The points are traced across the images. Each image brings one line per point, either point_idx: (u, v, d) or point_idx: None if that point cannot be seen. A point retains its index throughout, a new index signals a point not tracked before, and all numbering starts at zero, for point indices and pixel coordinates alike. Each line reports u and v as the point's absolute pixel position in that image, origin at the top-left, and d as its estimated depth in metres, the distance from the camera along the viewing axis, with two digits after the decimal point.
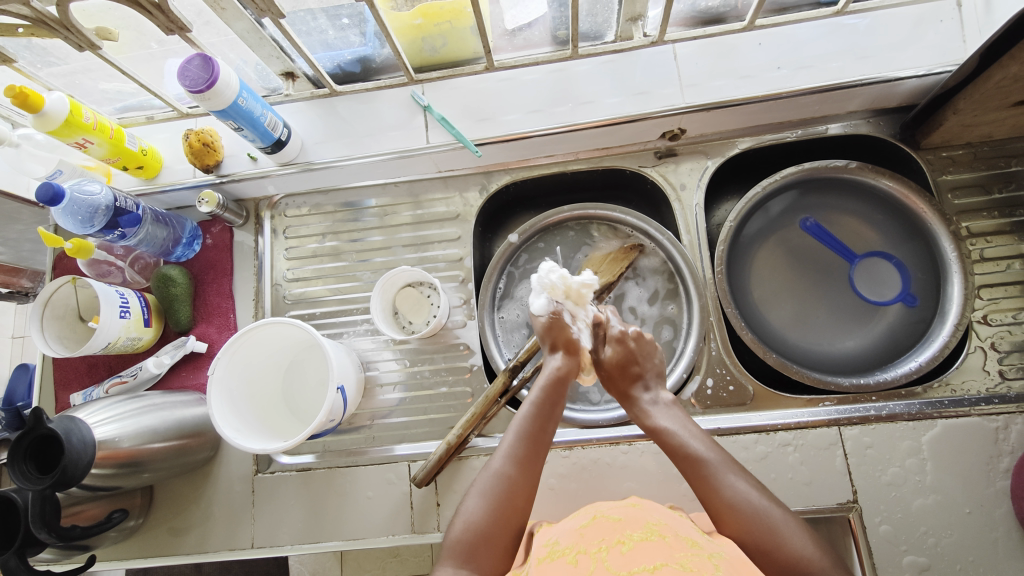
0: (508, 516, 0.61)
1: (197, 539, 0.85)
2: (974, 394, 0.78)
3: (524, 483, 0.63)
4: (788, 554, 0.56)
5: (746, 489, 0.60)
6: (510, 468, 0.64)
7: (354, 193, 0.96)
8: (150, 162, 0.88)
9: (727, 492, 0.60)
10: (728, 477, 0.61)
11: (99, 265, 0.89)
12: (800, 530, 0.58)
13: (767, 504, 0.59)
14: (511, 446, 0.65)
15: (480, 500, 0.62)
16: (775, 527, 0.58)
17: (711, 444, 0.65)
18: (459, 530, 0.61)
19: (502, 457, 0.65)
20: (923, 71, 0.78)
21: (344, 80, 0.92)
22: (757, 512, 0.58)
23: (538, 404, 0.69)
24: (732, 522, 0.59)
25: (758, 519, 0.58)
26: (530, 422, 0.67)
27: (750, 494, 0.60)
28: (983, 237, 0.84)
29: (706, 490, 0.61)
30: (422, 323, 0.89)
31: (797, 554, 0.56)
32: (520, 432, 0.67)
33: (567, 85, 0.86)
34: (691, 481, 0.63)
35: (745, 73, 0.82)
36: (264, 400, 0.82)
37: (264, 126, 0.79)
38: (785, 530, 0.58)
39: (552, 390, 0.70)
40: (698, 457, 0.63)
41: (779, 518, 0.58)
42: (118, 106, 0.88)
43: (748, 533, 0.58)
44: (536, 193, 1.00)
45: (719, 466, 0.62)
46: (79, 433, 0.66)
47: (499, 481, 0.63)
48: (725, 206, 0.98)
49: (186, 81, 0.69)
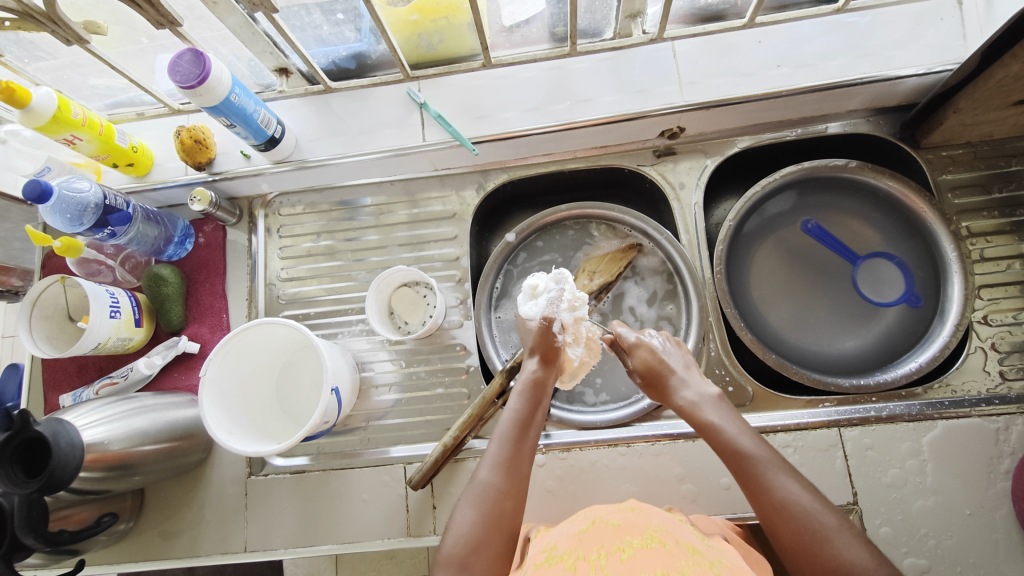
0: (500, 523, 0.61)
1: (188, 542, 0.84)
2: (974, 395, 0.78)
3: (512, 490, 0.63)
4: (838, 560, 0.55)
5: (799, 490, 0.60)
6: (495, 475, 0.63)
7: (349, 191, 0.95)
8: (141, 159, 0.86)
9: (780, 493, 0.59)
10: (780, 478, 0.61)
11: (89, 263, 0.87)
12: (849, 535, 0.57)
13: (819, 507, 0.59)
14: (496, 452, 0.65)
15: (470, 510, 0.61)
16: (823, 530, 0.57)
17: (761, 442, 0.64)
18: (449, 545, 0.59)
19: (487, 467, 0.64)
20: (923, 69, 0.78)
21: (339, 77, 0.90)
22: (808, 514, 0.58)
23: (521, 414, 0.68)
24: (781, 523, 0.59)
25: (809, 522, 0.58)
26: (511, 426, 0.67)
27: (802, 496, 0.60)
28: (983, 237, 0.83)
29: (756, 489, 0.61)
30: (418, 323, 0.88)
31: (847, 561, 0.55)
32: (503, 437, 0.66)
33: (565, 82, 0.85)
34: (740, 479, 0.63)
35: (745, 70, 0.81)
36: (257, 401, 0.81)
37: (257, 123, 0.78)
38: (836, 534, 0.57)
39: (533, 399, 0.69)
40: (748, 455, 0.62)
41: (831, 524, 0.57)
42: (108, 102, 0.87)
43: (797, 535, 0.58)
44: (534, 192, 0.99)
45: (770, 466, 0.61)
46: (67, 436, 0.65)
47: (485, 489, 0.62)
48: (724, 205, 0.97)
49: (177, 77, 0.68)
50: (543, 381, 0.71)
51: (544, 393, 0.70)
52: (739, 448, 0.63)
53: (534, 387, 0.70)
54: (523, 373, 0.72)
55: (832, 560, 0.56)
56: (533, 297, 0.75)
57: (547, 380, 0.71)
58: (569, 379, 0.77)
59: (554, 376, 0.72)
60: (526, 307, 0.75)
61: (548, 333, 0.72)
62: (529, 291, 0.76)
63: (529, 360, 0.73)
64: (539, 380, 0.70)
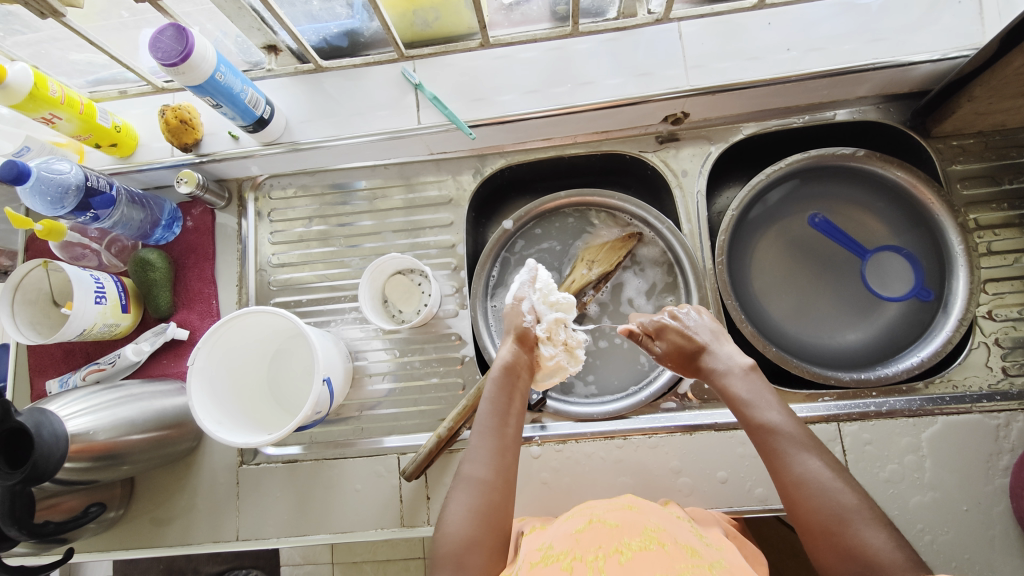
0: (493, 516, 0.60)
1: (179, 530, 0.83)
2: (975, 390, 0.77)
3: (502, 482, 0.62)
4: (854, 542, 0.53)
5: (822, 470, 0.57)
6: (482, 470, 0.62)
7: (342, 174, 0.92)
8: (125, 140, 0.83)
9: (797, 470, 0.58)
10: (802, 455, 0.59)
11: (73, 247, 0.84)
12: (870, 519, 0.54)
13: (839, 487, 0.56)
14: (479, 446, 0.64)
15: (459, 506, 0.60)
16: (841, 511, 0.55)
17: (789, 417, 0.62)
18: (442, 544, 0.58)
19: (473, 462, 0.63)
20: (938, 55, 0.75)
21: (331, 56, 0.87)
22: (826, 492, 0.56)
23: (493, 398, 0.67)
24: (799, 500, 0.57)
25: (826, 501, 0.56)
26: (492, 418, 0.65)
27: (823, 475, 0.57)
28: (991, 230, 0.81)
29: (777, 464, 0.59)
30: (412, 312, 0.86)
31: (863, 544, 0.53)
32: (483, 429, 0.65)
33: (566, 63, 0.82)
34: (762, 454, 0.62)
35: (753, 54, 0.78)
36: (248, 390, 0.80)
37: (244, 104, 0.74)
38: (855, 517, 0.54)
39: (507, 383, 0.68)
40: (771, 429, 0.61)
41: (850, 506, 0.55)
42: (90, 79, 0.83)
43: (814, 514, 0.56)
44: (532, 177, 0.96)
45: (790, 443, 0.60)
46: (50, 426, 0.63)
47: (475, 486, 0.61)
48: (727, 193, 0.95)
49: (158, 54, 0.64)
50: (516, 365, 0.70)
51: (518, 376, 0.69)
52: (763, 421, 0.62)
53: (509, 370, 0.69)
54: (498, 358, 0.71)
55: (848, 541, 0.54)
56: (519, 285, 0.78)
57: (518, 364, 0.70)
58: (545, 381, 0.74)
59: (525, 362, 0.71)
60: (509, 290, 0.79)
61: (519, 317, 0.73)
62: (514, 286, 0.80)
63: (504, 346, 0.73)
64: (512, 364, 0.70)
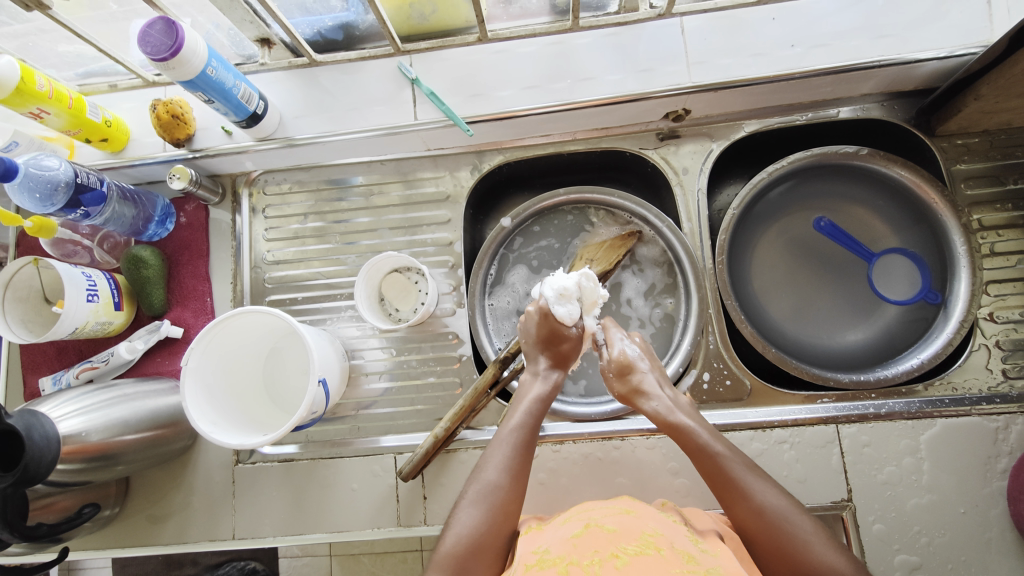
0: (504, 523, 0.60)
1: (176, 528, 0.83)
2: (975, 393, 0.77)
3: (518, 493, 0.61)
4: (817, 565, 0.55)
5: (776, 496, 0.59)
6: (503, 478, 0.61)
7: (339, 170, 0.91)
8: (116, 134, 0.82)
9: (756, 498, 0.58)
10: (757, 482, 0.60)
11: (65, 244, 0.83)
12: (826, 540, 0.57)
13: (794, 513, 0.58)
14: (504, 455, 0.63)
15: (475, 511, 0.59)
16: (802, 537, 0.56)
17: (731, 447, 0.63)
18: (450, 544, 0.58)
19: (495, 468, 0.62)
20: (945, 52, 0.74)
21: (326, 49, 0.85)
22: (786, 520, 0.57)
23: (530, 415, 0.66)
24: (758, 529, 0.58)
25: (786, 526, 0.57)
26: (522, 432, 0.64)
27: (777, 500, 0.59)
28: (994, 231, 0.80)
29: (733, 495, 0.59)
30: (410, 311, 0.85)
31: (826, 566, 0.55)
32: (513, 441, 0.64)
33: (565, 58, 0.80)
34: (712, 485, 0.61)
35: (756, 50, 0.77)
36: (244, 391, 0.79)
37: (237, 99, 0.73)
38: (814, 542, 0.56)
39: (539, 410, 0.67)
40: (721, 460, 0.61)
41: (807, 530, 0.57)
42: (80, 71, 0.82)
43: (775, 541, 0.57)
44: (530, 174, 0.94)
45: (744, 473, 0.60)
46: (42, 428, 0.63)
47: (492, 491, 0.60)
48: (728, 191, 0.94)
49: (147, 48, 0.62)
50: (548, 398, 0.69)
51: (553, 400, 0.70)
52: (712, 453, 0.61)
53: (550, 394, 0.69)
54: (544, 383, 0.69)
55: (811, 566, 0.55)
56: (567, 300, 0.69)
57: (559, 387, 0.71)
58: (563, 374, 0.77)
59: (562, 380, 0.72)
60: (562, 310, 0.68)
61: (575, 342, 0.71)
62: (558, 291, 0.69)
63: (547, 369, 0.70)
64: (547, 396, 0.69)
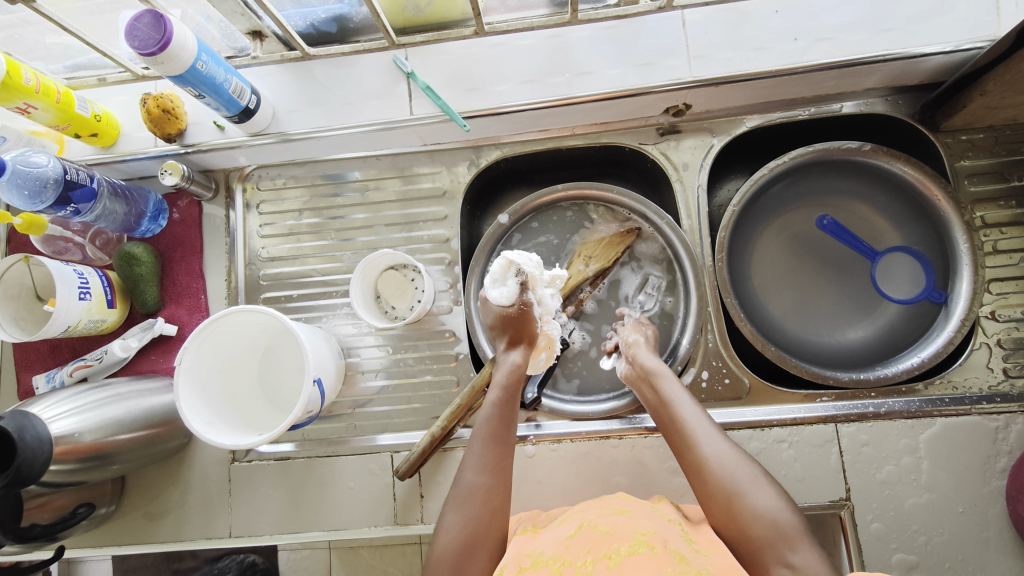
0: (493, 523, 0.59)
1: (173, 525, 0.83)
2: (975, 391, 0.76)
3: (500, 489, 0.61)
4: (756, 505, 0.57)
5: (721, 441, 0.62)
6: (481, 478, 0.61)
7: (335, 165, 0.89)
8: (106, 129, 0.80)
9: (705, 442, 0.62)
10: (706, 429, 0.63)
11: (56, 241, 0.82)
12: (766, 484, 0.59)
13: (737, 459, 0.61)
14: (479, 453, 0.62)
15: (457, 514, 0.59)
16: (740, 483, 0.59)
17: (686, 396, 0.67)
18: (437, 554, 0.57)
19: (472, 469, 0.61)
20: (951, 47, 0.72)
21: (319, 42, 0.83)
22: (729, 462, 0.60)
23: (495, 407, 0.65)
24: (705, 473, 0.60)
25: (729, 468, 0.60)
26: (490, 425, 0.64)
27: (723, 445, 0.62)
28: (997, 228, 0.80)
29: (685, 439, 0.63)
30: (405, 309, 0.84)
31: (764, 507, 0.57)
32: (483, 437, 0.63)
33: (564, 52, 0.79)
34: (669, 438, 0.65)
35: (759, 44, 0.75)
36: (238, 390, 0.78)
37: (228, 93, 0.71)
38: (754, 485, 0.59)
39: (511, 388, 0.66)
40: (675, 405, 0.65)
41: (748, 475, 0.60)
42: (68, 64, 0.80)
43: (714, 486, 0.59)
44: (528, 169, 0.93)
45: (698, 425, 0.63)
46: (33, 429, 0.62)
47: (472, 493, 0.60)
48: (729, 186, 0.92)
49: (135, 42, 0.61)
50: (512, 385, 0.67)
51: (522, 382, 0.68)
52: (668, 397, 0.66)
53: (514, 377, 0.67)
54: (507, 361, 0.68)
55: (751, 506, 0.57)
56: (502, 280, 0.70)
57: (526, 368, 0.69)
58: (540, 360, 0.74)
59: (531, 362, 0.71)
60: (494, 293, 0.70)
61: (525, 318, 0.70)
62: (491, 276, 0.70)
63: (508, 351, 0.69)
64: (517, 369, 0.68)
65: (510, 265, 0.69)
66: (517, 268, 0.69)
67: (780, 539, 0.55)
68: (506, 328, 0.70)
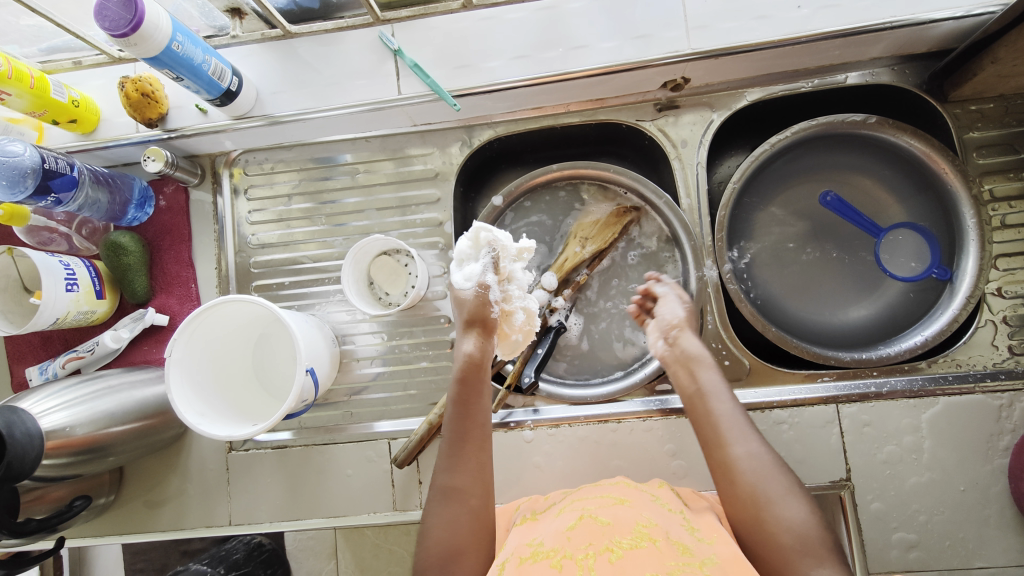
0: (475, 522, 0.58)
1: (173, 514, 0.83)
2: (979, 369, 0.75)
3: (480, 487, 0.60)
4: (782, 518, 0.54)
5: (755, 448, 0.58)
6: (455, 479, 0.60)
7: (325, 148, 0.87)
8: (85, 115, 0.78)
9: (736, 447, 0.58)
10: (740, 434, 0.59)
11: (41, 232, 0.80)
12: (798, 497, 0.55)
13: (769, 468, 0.57)
14: (447, 454, 0.61)
15: (441, 514, 0.58)
16: (768, 491, 0.55)
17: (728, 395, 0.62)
18: (422, 557, 0.57)
19: (445, 470, 0.61)
20: (962, 12, 0.69)
21: (301, 18, 0.80)
22: (759, 471, 0.56)
23: (456, 404, 0.63)
24: (730, 480, 0.57)
25: (758, 478, 0.56)
26: (457, 426, 0.62)
27: (757, 452, 0.58)
28: (1006, 202, 0.77)
29: (715, 441, 0.59)
30: (400, 294, 0.83)
31: (790, 520, 0.54)
32: (449, 437, 0.62)
33: (556, 25, 0.75)
34: (697, 431, 0.62)
35: (760, 12, 0.72)
36: (231, 379, 0.77)
37: (208, 75, 0.69)
38: (784, 497, 0.55)
39: (470, 381, 0.64)
40: (710, 406, 0.61)
41: (780, 487, 0.55)
42: (43, 47, 0.77)
43: (737, 488, 0.56)
44: (523, 148, 0.90)
45: (730, 424, 0.59)
46: (23, 425, 0.61)
47: (450, 495, 0.59)
48: (729, 162, 0.90)
49: (104, 23, 0.58)
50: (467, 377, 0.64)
51: (484, 371, 0.65)
52: (703, 392, 0.62)
53: (472, 367, 0.65)
54: (460, 351, 0.66)
55: (774, 518, 0.54)
56: (469, 261, 0.68)
57: (484, 356, 0.66)
58: (513, 345, 0.70)
59: (491, 350, 0.67)
60: (460, 274, 0.67)
61: (483, 302, 0.66)
62: (458, 259, 0.68)
63: (463, 337, 0.67)
64: (479, 360, 0.65)
65: (482, 240, 0.66)
66: (489, 242, 0.66)
67: (807, 554, 0.52)
68: (462, 312, 0.67)
